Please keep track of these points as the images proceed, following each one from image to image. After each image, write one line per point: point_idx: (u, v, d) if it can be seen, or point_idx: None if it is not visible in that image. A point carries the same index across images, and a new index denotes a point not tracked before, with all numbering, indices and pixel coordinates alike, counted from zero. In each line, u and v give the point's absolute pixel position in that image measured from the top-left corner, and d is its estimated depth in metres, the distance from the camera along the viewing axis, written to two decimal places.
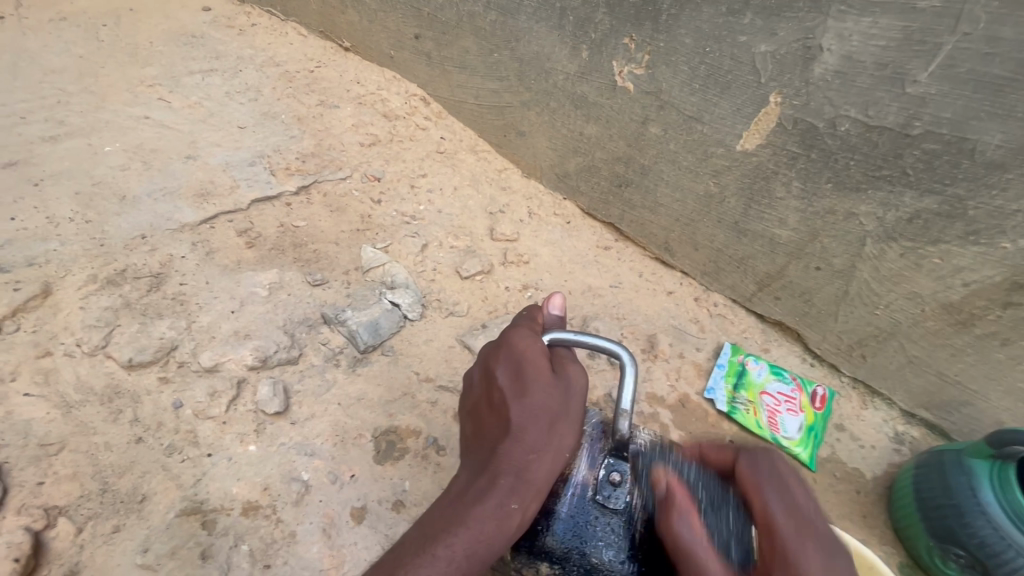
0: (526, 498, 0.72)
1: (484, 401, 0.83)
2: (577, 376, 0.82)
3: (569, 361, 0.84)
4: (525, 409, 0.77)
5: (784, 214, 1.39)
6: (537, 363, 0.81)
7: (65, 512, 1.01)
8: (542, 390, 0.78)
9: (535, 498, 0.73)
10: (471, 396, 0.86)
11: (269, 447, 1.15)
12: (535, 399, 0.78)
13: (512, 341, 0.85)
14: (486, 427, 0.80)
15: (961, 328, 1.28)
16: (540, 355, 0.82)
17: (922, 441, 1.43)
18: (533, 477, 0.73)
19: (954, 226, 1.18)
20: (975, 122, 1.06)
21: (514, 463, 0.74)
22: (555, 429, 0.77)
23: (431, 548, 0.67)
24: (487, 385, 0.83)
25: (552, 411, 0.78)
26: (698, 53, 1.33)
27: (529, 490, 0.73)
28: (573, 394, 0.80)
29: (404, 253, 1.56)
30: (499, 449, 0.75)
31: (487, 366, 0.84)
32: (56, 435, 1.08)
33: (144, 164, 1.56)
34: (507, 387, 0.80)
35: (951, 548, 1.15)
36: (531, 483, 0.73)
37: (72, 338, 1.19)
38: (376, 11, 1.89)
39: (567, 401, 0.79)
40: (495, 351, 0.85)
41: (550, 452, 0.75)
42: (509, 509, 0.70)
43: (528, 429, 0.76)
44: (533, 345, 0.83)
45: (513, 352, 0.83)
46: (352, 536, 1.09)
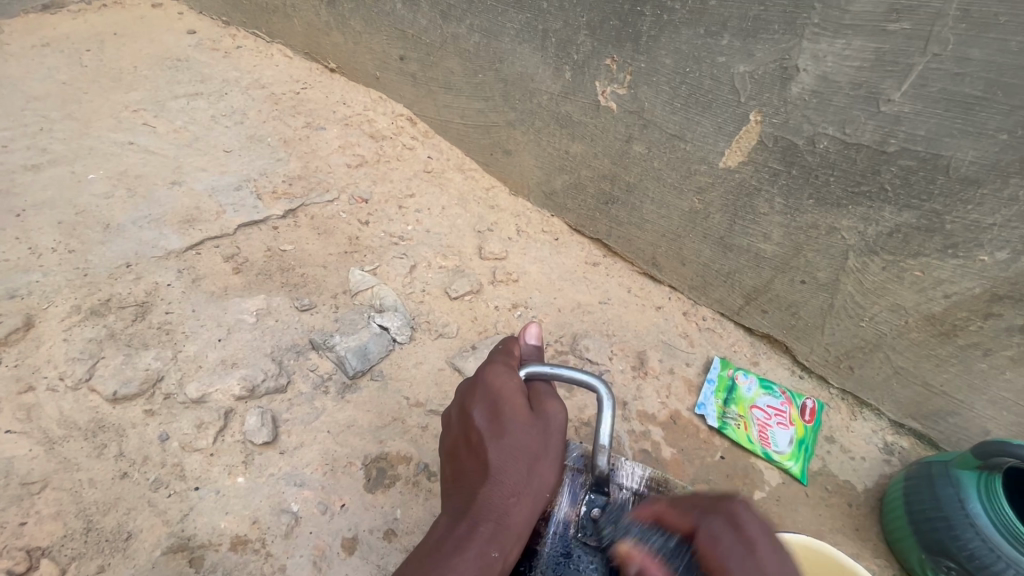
0: (506, 543, 0.73)
1: (460, 440, 0.82)
2: (556, 411, 0.83)
3: (549, 395, 0.85)
4: (504, 450, 0.78)
5: (768, 229, 1.41)
6: (516, 403, 0.81)
7: (48, 553, 0.99)
8: (520, 430, 0.79)
9: (516, 543, 0.74)
10: (447, 436, 0.85)
11: (258, 478, 1.14)
12: (514, 439, 0.79)
13: (489, 379, 0.84)
14: (464, 469, 0.79)
15: (944, 339, 1.29)
16: (519, 394, 0.82)
17: (911, 451, 1.44)
18: (513, 520, 0.75)
19: (933, 240, 1.20)
20: (948, 139, 1.08)
21: (495, 507, 0.74)
22: (534, 468, 0.78)
23: None
24: (464, 426, 0.82)
25: (531, 452, 0.79)
26: (679, 74, 1.35)
27: (508, 536, 0.73)
28: (552, 431, 0.81)
29: (392, 275, 1.55)
30: (478, 492, 0.76)
31: (463, 407, 0.84)
32: (39, 473, 1.06)
33: (128, 191, 1.55)
34: (485, 428, 0.80)
35: (942, 560, 1.16)
36: (512, 527, 0.74)
37: (56, 372, 1.18)
38: (361, 33, 1.91)
39: (546, 440, 0.80)
40: (471, 392, 0.84)
41: (528, 492, 0.77)
42: (490, 557, 0.71)
43: (508, 471, 0.77)
44: (511, 383, 0.83)
45: (491, 392, 0.82)
46: (343, 568, 1.07)
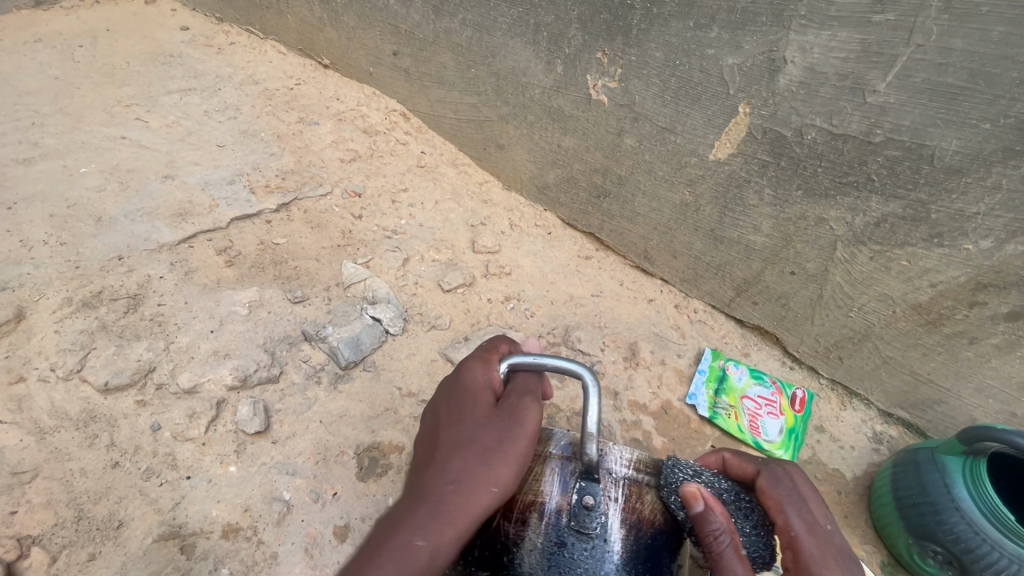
0: (438, 534, 0.68)
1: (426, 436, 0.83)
2: (521, 404, 0.80)
3: (524, 387, 0.84)
4: (457, 439, 0.77)
5: (758, 221, 1.42)
6: (479, 396, 0.81)
7: (39, 541, 0.99)
8: (478, 421, 0.79)
9: (451, 535, 0.68)
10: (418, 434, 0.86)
11: (250, 467, 1.14)
12: (468, 429, 0.78)
13: (460, 376, 0.85)
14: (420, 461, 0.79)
15: (931, 328, 1.31)
16: (484, 390, 0.83)
17: (899, 440, 1.46)
18: (449, 511, 0.70)
19: (919, 229, 1.22)
20: (932, 129, 1.10)
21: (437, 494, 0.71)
22: (484, 456, 0.75)
23: None
24: (431, 422, 0.84)
25: (484, 442, 0.76)
26: (669, 66, 1.36)
27: (444, 526, 0.69)
28: (513, 422, 0.78)
29: (385, 268, 1.56)
30: (424, 479, 0.74)
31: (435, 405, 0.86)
32: (29, 463, 1.06)
33: (121, 185, 1.55)
34: (444, 421, 0.81)
35: (928, 544, 1.17)
36: (451, 517, 0.70)
37: (47, 362, 1.17)
38: (354, 29, 1.91)
39: (503, 431, 0.77)
40: (444, 390, 0.86)
41: (473, 482, 0.73)
42: (415, 546, 0.66)
43: (456, 460, 0.74)
44: (478, 378, 0.83)
45: (459, 388, 0.84)
46: (335, 555, 1.08)
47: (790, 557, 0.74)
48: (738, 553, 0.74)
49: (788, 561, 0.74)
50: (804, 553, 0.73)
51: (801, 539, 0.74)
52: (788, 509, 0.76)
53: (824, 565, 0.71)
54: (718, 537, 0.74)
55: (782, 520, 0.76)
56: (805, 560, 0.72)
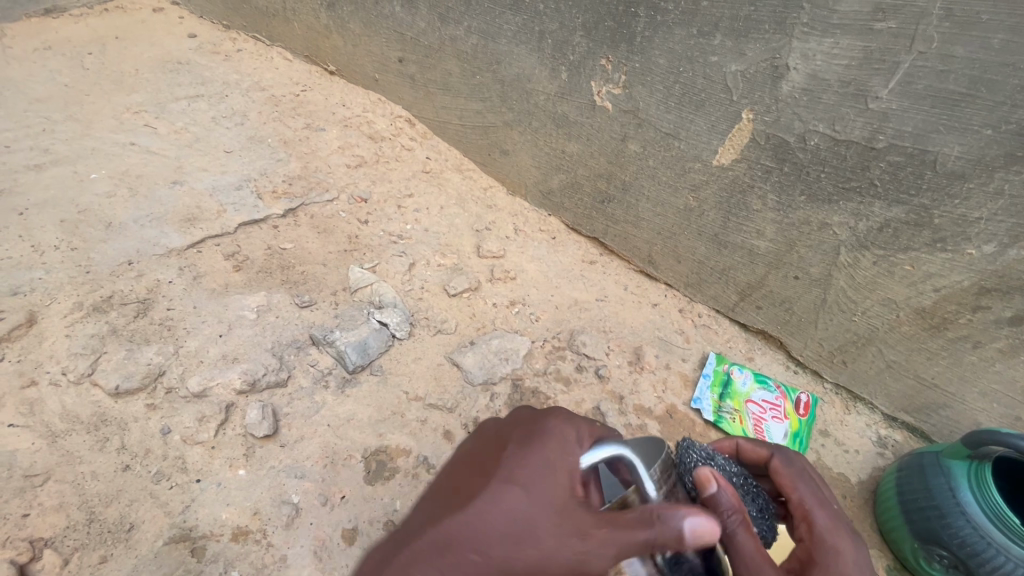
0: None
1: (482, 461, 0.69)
2: (605, 536, 0.61)
3: (650, 519, 0.62)
4: (506, 500, 0.62)
5: (761, 226, 1.43)
6: (556, 476, 0.66)
7: (51, 543, 1.00)
8: (542, 497, 0.64)
9: None
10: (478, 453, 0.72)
11: (258, 470, 1.15)
12: (525, 499, 0.63)
13: (550, 427, 0.71)
14: (459, 482, 0.67)
15: (934, 332, 1.32)
16: (570, 473, 0.67)
17: (904, 444, 1.46)
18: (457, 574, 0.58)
19: (922, 234, 1.23)
20: (934, 135, 1.11)
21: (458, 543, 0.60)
22: (519, 544, 0.61)
23: None
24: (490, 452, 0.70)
25: (533, 531, 0.61)
26: (672, 73, 1.38)
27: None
28: (584, 546, 0.60)
29: (391, 272, 1.57)
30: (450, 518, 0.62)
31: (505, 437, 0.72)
32: (41, 466, 1.07)
33: (130, 190, 1.57)
34: (508, 465, 0.66)
35: (934, 548, 1.17)
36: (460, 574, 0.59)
37: (58, 366, 1.19)
38: (360, 36, 1.93)
39: (564, 540, 0.61)
40: (528, 423, 0.73)
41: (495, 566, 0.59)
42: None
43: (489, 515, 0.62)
44: (566, 453, 0.68)
45: (540, 437, 0.69)
46: (343, 558, 1.09)
47: (803, 529, 0.77)
48: (750, 528, 0.69)
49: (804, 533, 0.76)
50: (817, 523, 0.76)
51: (814, 513, 0.77)
52: (796, 483, 0.80)
53: (837, 534, 0.74)
54: (729, 518, 0.70)
55: (796, 496, 0.79)
56: (819, 529, 0.75)
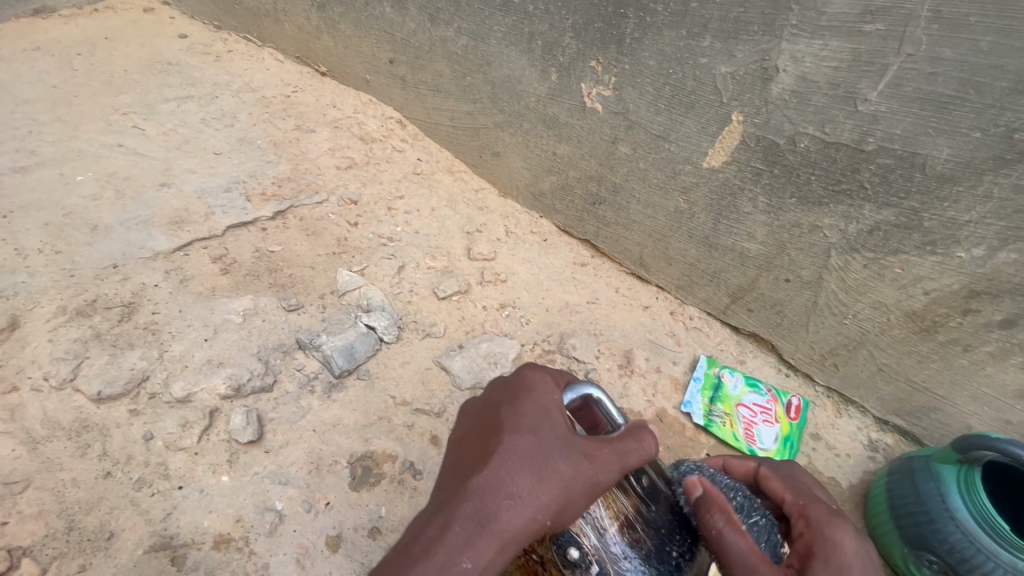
0: (483, 553, 0.62)
1: (480, 426, 0.74)
2: (608, 456, 0.70)
3: (634, 434, 0.73)
4: (516, 450, 0.68)
5: (752, 228, 1.42)
6: (550, 415, 0.72)
7: (29, 552, 0.99)
8: (548, 436, 0.70)
9: (494, 546, 0.63)
10: (471, 420, 0.76)
11: (242, 477, 1.14)
12: (533, 443, 0.69)
13: (529, 376, 0.77)
14: (467, 453, 0.71)
15: (925, 335, 1.31)
16: (560, 411, 0.73)
17: (895, 448, 1.46)
18: (499, 528, 0.64)
19: (912, 237, 1.22)
20: (923, 137, 1.10)
21: (485, 505, 0.64)
22: (547, 483, 0.66)
23: None
24: (486, 415, 0.74)
25: (551, 467, 0.67)
26: (662, 75, 1.37)
27: (491, 539, 0.63)
28: (594, 469, 0.68)
29: (380, 275, 1.56)
30: (470, 483, 0.66)
31: (495, 399, 0.76)
32: (21, 473, 1.06)
33: (117, 193, 1.55)
34: (507, 420, 0.71)
35: (923, 554, 1.16)
36: (498, 530, 0.63)
37: (40, 371, 1.17)
38: (351, 37, 1.92)
39: (579, 468, 0.68)
40: (507, 381, 0.78)
41: (529, 508, 0.65)
42: (458, 567, 0.61)
43: (509, 469, 0.67)
44: (550, 395, 0.74)
45: (523, 388, 0.75)
46: (327, 565, 1.07)
47: (802, 525, 0.71)
48: (739, 527, 0.67)
49: (802, 529, 0.71)
50: (813, 517, 0.71)
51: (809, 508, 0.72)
52: (785, 483, 0.76)
53: (835, 525, 0.69)
54: (714, 514, 0.68)
55: (787, 497, 0.74)
56: (817, 523, 0.70)
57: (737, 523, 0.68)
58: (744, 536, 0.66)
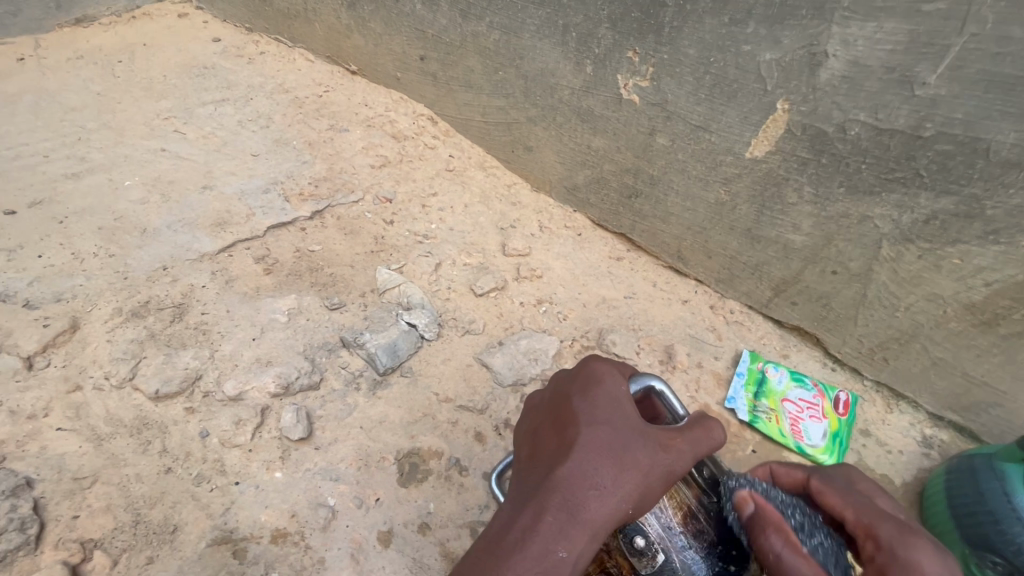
0: (577, 541, 0.61)
1: (551, 419, 0.73)
2: (681, 445, 0.70)
3: (702, 423, 0.73)
4: (595, 441, 0.67)
5: (797, 220, 1.38)
6: (622, 406, 0.71)
7: (100, 544, 1.03)
8: (623, 427, 0.69)
9: (586, 536, 0.61)
10: (539, 415, 0.75)
11: (295, 472, 1.17)
12: (611, 434, 0.68)
13: (595, 368, 0.76)
14: (543, 447, 0.70)
15: (985, 328, 1.26)
16: (631, 402, 0.72)
17: (951, 444, 1.41)
18: (589, 517, 0.63)
19: (972, 226, 1.17)
20: (987, 121, 1.05)
21: (572, 495, 0.63)
22: (629, 472, 0.65)
23: None
24: (556, 407, 0.73)
25: (631, 457, 0.67)
26: (703, 64, 1.34)
27: (582, 530, 0.62)
28: (671, 458, 0.68)
29: (418, 273, 1.57)
30: (554, 476, 0.65)
31: (563, 391, 0.75)
32: (89, 469, 1.10)
33: (163, 196, 1.60)
34: (581, 412, 0.70)
35: (985, 554, 1.11)
36: (587, 520, 0.62)
37: (101, 371, 1.22)
38: (382, 35, 1.93)
39: (657, 457, 0.67)
40: (572, 373, 0.77)
41: (615, 496, 0.64)
42: (555, 556, 0.60)
43: (591, 460, 0.66)
44: (619, 385, 0.73)
45: (592, 379, 0.74)
46: (380, 560, 1.10)
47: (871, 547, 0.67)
48: (799, 549, 0.64)
49: (871, 552, 0.66)
50: (884, 538, 0.66)
51: (877, 526, 0.67)
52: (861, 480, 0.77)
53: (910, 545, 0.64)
54: (770, 535, 0.65)
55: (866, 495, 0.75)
56: (888, 545, 0.65)
57: (796, 544, 0.64)
58: (806, 560, 0.62)
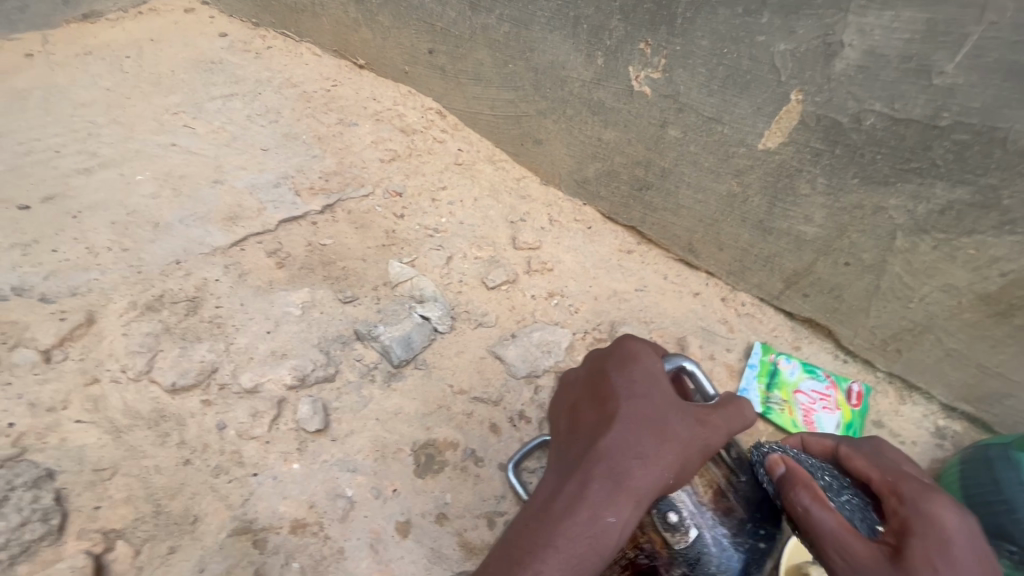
0: (623, 508, 0.66)
1: (590, 395, 0.77)
2: (716, 420, 0.73)
3: (735, 401, 0.76)
4: (636, 415, 0.71)
5: (810, 211, 1.38)
6: (659, 381, 0.74)
7: (122, 535, 1.05)
8: (662, 401, 0.72)
9: (631, 503, 0.66)
10: (577, 391, 0.79)
11: (312, 464, 1.18)
12: (650, 408, 0.72)
13: (630, 346, 0.79)
14: (584, 420, 0.74)
15: (1000, 319, 1.26)
16: (667, 378, 0.75)
17: (965, 435, 1.42)
18: (633, 486, 0.67)
19: (988, 216, 1.17)
20: (1005, 111, 1.05)
21: (616, 466, 0.67)
22: (669, 444, 0.69)
23: (542, 549, 0.64)
24: (595, 384, 0.77)
25: (670, 430, 0.70)
26: (715, 55, 1.33)
27: (627, 497, 0.66)
28: (708, 432, 0.72)
29: (430, 266, 1.57)
30: (597, 448, 0.69)
31: (600, 368, 0.78)
32: (108, 461, 1.11)
33: (174, 191, 1.60)
34: (620, 387, 0.74)
35: (1002, 543, 1.12)
36: (632, 489, 0.67)
37: (118, 364, 1.23)
38: (389, 28, 1.92)
39: (695, 431, 0.71)
40: (607, 352, 0.80)
41: (657, 467, 0.68)
42: (603, 521, 0.65)
43: (632, 433, 0.70)
44: (654, 362, 0.76)
45: (628, 357, 0.77)
46: (398, 550, 1.11)
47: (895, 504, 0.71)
48: (825, 504, 0.71)
49: (894, 506, 0.71)
50: (907, 493, 0.71)
51: (902, 486, 0.72)
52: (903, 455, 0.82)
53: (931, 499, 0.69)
54: (798, 490, 0.73)
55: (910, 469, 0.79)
56: (911, 500, 0.70)
57: (823, 499, 0.71)
58: (833, 510, 0.70)
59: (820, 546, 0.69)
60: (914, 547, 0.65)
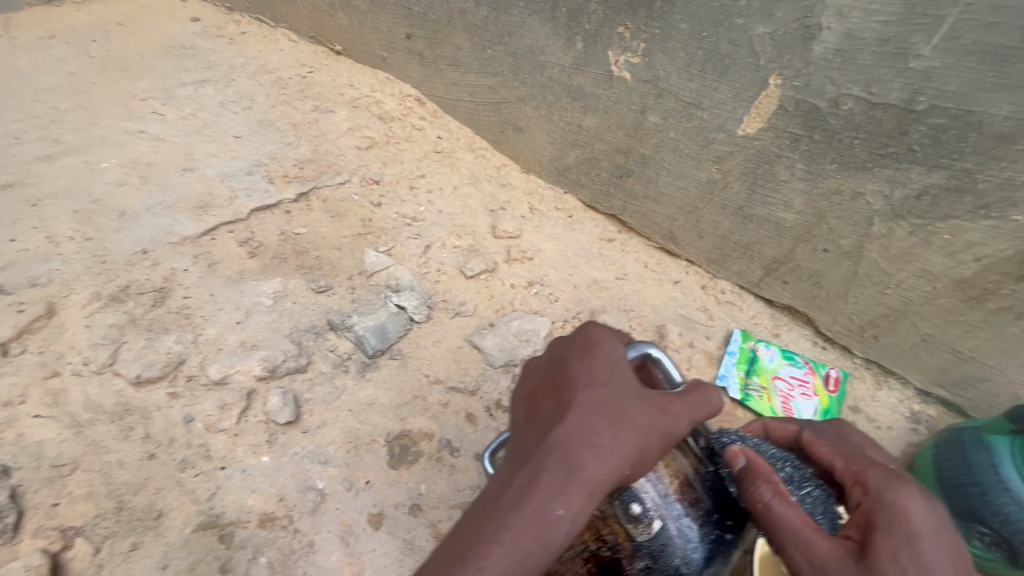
0: (574, 500, 0.62)
1: (547, 382, 0.73)
2: (678, 409, 0.71)
3: (701, 389, 0.74)
4: (593, 402, 0.68)
5: (789, 198, 1.37)
6: (619, 368, 0.71)
7: (81, 532, 1.01)
8: (621, 389, 0.69)
9: (583, 494, 0.62)
10: (535, 377, 0.75)
11: (282, 457, 1.15)
12: (608, 395, 0.69)
13: (592, 332, 0.76)
14: (540, 408, 0.71)
15: (974, 304, 1.27)
16: (628, 366, 0.73)
17: (938, 419, 1.43)
18: (586, 476, 0.63)
19: (963, 201, 1.16)
20: (980, 94, 1.05)
21: (569, 456, 0.64)
22: (626, 432, 0.66)
23: (485, 544, 0.60)
24: (553, 371, 0.73)
25: (628, 418, 0.67)
26: (695, 39, 1.31)
27: (579, 489, 0.63)
28: (669, 421, 0.69)
29: (407, 255, 1.54)
30: (550, 437, 0.66)
31: (560, 355, 0.75)
32: (68, 456, 1.07)
33: (141, 178, 1.55)
34: (578, 374, 0.70)
35: (975, 525, 1.15)
36: (585, 479, 0.63)
37: (79, 357, 1.18)
38: (366, 12, 1.87)
39: (655, 419, 0.68)
40: (569, 338, 0.77)
41: (612, 456, 0.65)
42: (551, 514, 0.61)
43: (588, 420, 0.66)
44: (616, 349, 0.73)
45: (589, 343, 0.74)
46: (371, 543, 1.09)
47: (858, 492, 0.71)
48: (786, 499, 0.69)
49: (858, 497, 0.70)
50: (871, 482, 0.70)
51: (865, 472, 0.72)
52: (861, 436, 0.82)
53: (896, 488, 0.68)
54: (759, 485, 0.71)
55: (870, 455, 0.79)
56: (874, 489, 0.69)
57: (785, 495, 0.70)
58: (792, 506, 0.69)
59: (780, 543, 0.69)
60: (878, 542, 0.65)
